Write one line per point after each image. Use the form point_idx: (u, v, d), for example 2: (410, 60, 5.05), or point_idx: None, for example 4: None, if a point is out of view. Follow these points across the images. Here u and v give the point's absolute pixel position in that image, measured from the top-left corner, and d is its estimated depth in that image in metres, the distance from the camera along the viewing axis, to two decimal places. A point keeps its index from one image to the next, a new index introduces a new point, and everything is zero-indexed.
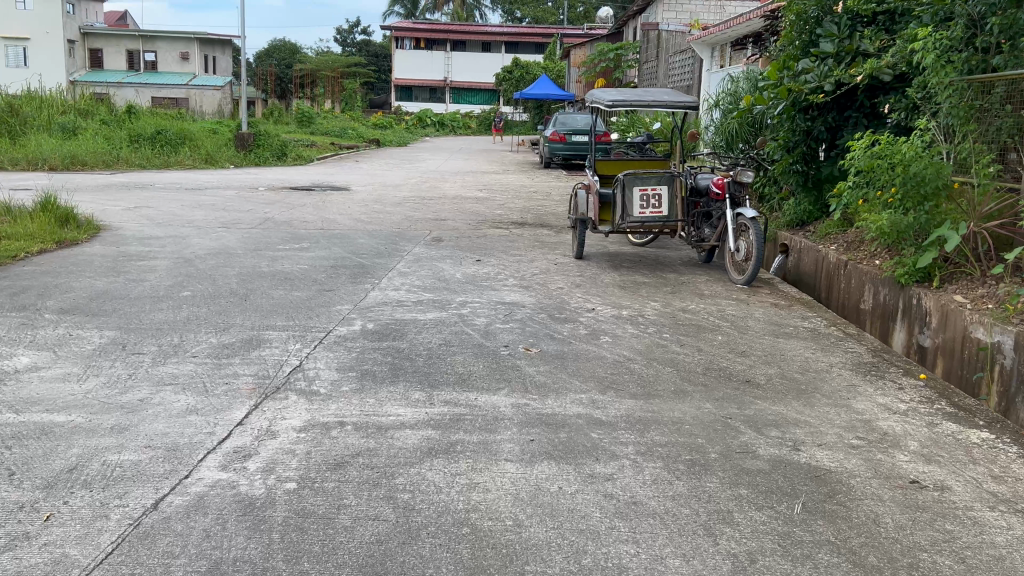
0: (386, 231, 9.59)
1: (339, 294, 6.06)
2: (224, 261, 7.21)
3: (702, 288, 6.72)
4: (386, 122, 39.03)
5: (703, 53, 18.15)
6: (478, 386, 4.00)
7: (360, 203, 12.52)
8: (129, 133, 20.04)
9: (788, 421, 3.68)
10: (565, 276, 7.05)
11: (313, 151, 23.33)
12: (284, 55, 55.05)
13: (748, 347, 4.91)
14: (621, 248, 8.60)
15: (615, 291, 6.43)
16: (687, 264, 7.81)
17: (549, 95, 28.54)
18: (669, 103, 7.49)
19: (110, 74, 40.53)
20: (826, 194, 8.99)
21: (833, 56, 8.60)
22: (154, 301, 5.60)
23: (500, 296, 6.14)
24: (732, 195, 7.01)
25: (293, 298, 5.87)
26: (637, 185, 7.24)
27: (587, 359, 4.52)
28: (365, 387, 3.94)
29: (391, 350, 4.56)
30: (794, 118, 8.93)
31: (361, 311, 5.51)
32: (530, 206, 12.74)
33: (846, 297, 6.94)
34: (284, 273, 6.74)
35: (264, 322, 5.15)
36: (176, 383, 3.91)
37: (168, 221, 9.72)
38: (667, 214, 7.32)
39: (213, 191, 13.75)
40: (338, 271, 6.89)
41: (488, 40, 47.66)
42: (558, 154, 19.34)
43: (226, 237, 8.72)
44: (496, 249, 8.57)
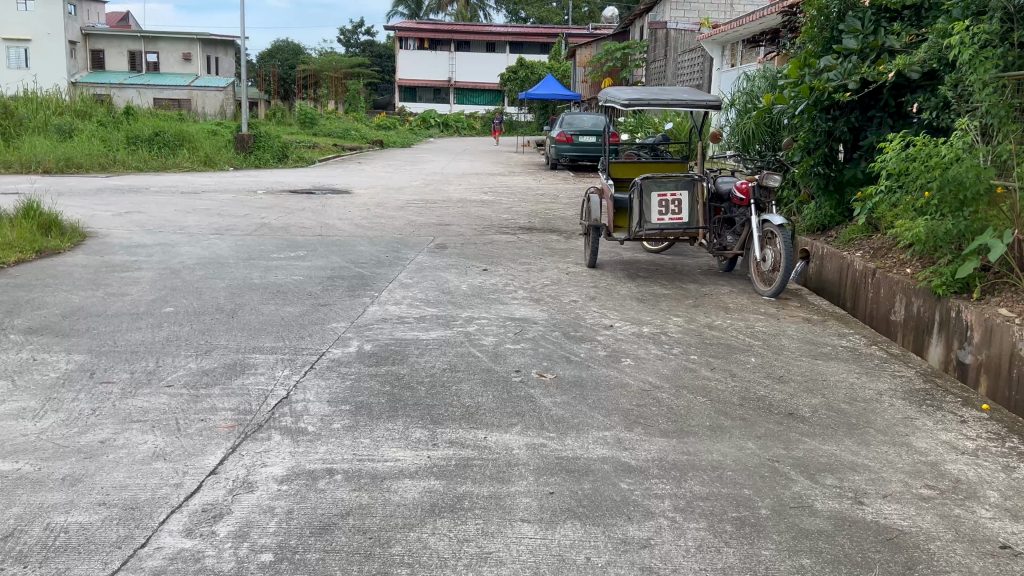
0: (387, 238, 9.12)
1: (334, 309, 5.59)
2: (214, 272, 6.76)
3: (726, 300, 6.24)
4: (389, 123, 38.61)
5: (714, 51, 17.64)
6: (488, 422, 3.52)
7: (361, 207, 12.05)
8: (126, 135, 19.63)
9: (844, 466, 3.20)
10: (578, 287, 6.58)
11: (314, 153, 22.90)
12: (288, 56, 54.74)
13: (786, 371, 4.43)
14: (636, 256, 8.11)
15: (633, 305, 5.96)
16: (707, 274, 7.33)
17: (555, 95, 28.04)
18: (688, 100, 7.02)
19: (111, 76, 40.18)
20: (849, 197, 8.48)
21: (857, 53, 8.06)
22: (133, 319, 5.14)
23: (510, 311, 5.68)
24: (757, 200, 6.53)
25: (284, 315, 5.41)
26: (655, 189, 6.77)
27: (608, 387, 4.04)
28: (359, 423, 3.47)
29: (389, 378, 4.09)
30: (815, 118, 8.44)
31: (358, 329, 5.05)
32: (537, 210, 12.27)
33: (874, 306, 6.44)
34: (276, 285, 6.27)
35: (251, 343, 4.69)
36: (145, 419, 3.45)
37: (160, 228, 9.27)
38: (687, 220, 6.85)
39: (209, 195, 13.33)
40: (334, 283, 6.43)
41: (492, 40, 47.19)
42: (565, 156, 18.83)
43: (219, 244, 8.27)
44: (503, 257, 8.09)
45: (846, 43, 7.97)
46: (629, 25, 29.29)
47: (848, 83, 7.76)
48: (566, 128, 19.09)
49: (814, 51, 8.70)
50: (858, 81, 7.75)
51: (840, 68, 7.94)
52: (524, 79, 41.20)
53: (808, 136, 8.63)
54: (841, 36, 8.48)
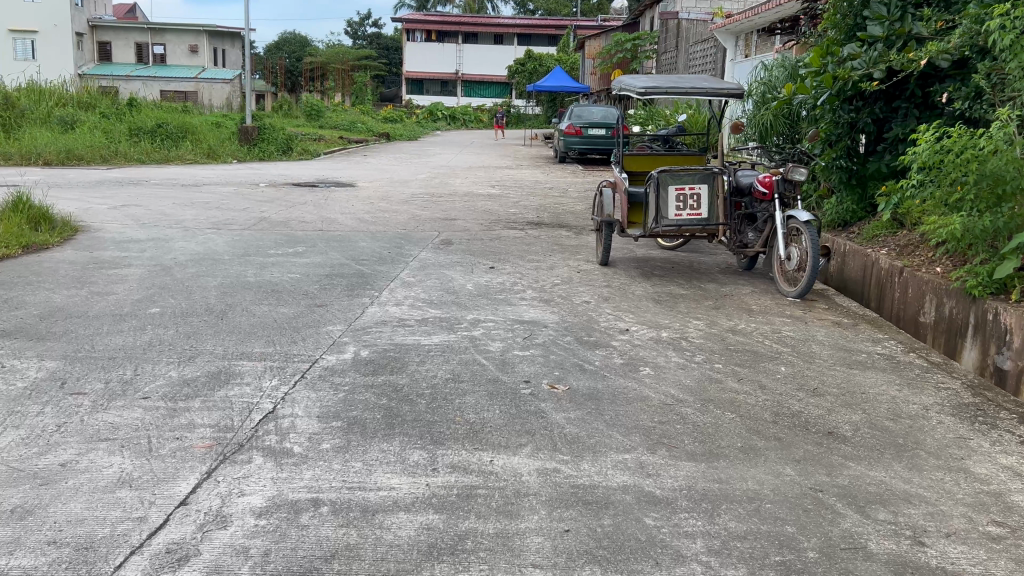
0: (390, 233, 8.77)
1: (331, 310, 5.24)
2: (206, 269, 6.41)
3: (749, 302, 5.86)
4: (397, 116, 38.24)
5: (727, 41, 17.24)
6: (495, 442, 3.17)
7: (364, 201, 11.70)
8: (128, 127, 19.28)
9: (896, 497, 2.84)
10: (591, 287, 6.22)
11: (319, 146, 22.54)
12: (295, 48, 54.48)
13: (821, 383, 4.08)
14: (650, 253, 7.74)
15: (650, 307, 5.59)
16: (726, 272, 6.96)
17: (564, 87, 27.62)
18: (708, 87, 6.65)
19: (118, 68, 39.95)
20: (872, 192, 8.08)
21: (882, 40, 7.64)
22: (115, 321, 4.79)
23: (519, 313, 5.31)
24: (780, 194, 6.16)
25: (277, 316, 5.05)
26: (672, 182, 6.40)
27: (627, 401, 3.68)
28: (350, 443, 3.11)
29: (386, 390, 3.73)
30: (837, 108, 8.05)
31: (355, 333, 4.69)
32: (546, 204, 11.90)
33: (900, 308, 6.03)
34: (271, 284, 5.91)
35: (239, 349, 4.34)
36: (114, 438, 3.10)
37: (155, 222, 8.92)
38: (707, 216, 6.47)
39: (209, 188, 12.98)
40: (333, 282, 6.07)
41: (501, 32, 46.77)
42: (574, 148, 18.42)
43: (215, 240, 7.93)
44: (511, 254, 7.72)
45: (871, 30, 7.56)
46: (639, 17, 28.85)
47: (873, 72, 7.35)
48: (575, 120, 18.67)
49: (836, 38, 8.30)
50: (884, 70, 7.34)
51: (864, 56, 7.53)
52: (532, 70, 40.75)
53: (830, 128, 8.24)
54: (865, 24, 8.06)
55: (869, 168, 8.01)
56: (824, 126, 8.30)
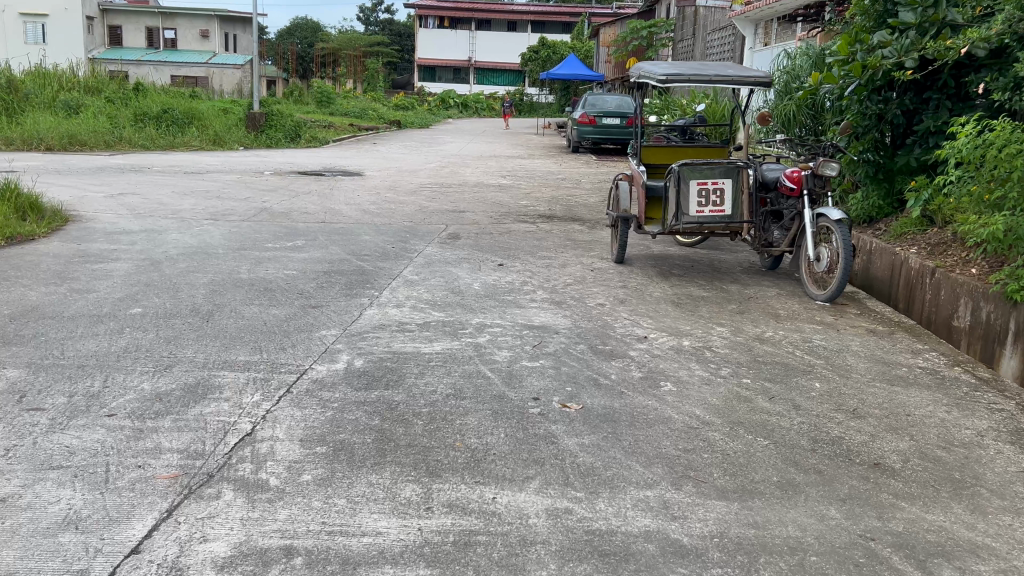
0: (395, 226, 8.40)
1: (326, 312, 4.88)
2: (197, 265, 6.06)
3: (776, 306, 5.47)
4: (408, 103, 37.81)
5: (746, 29, 16.77)
6: (499, 474, 2.80)
7: (371, 191, 11.34)
8: (133, 112, 18.95)
9: (962, 549, 2.46)
10: (605, 287, 5.84)
11: (328, 133, 22.16)
12: (307, 34, 54.18)
13: (861, 403, 3.68)
14: (668, 251, 7.35)
15: (669, 311, 5.20)
16: (750, 273, 6.56)
17: (578, 76, 27.14)
18: (733, 74, 6.24)
19: (128, 52, 39.68)
20: (900, 187, 7.66)
21: (915, 27, 7.17)
22: (92, 323, 4.44)
23: (529, 317, 4.94)
24: (809, 189, 5.76)
25: (267, 319, 4.69)
26: (694, 176, 5.99)
27: (648, 423, 3.30)
28: (335, 475, 2.75)
29: (380, 407, 3.37)
30: (866, 99, 7.60)
31: (350, 339, 4.32)
32: (557, 196, 11.50)
33: (930, 311, 5.59)
34: (264, 282, 5.56)
35: (222, 356, 3.98)
36: (67, 466, 2.74)
37: (151, 212, 8.57)
38: (731, 213, 6.07)
39: (212, 176, 12.64)
40: (331, 280, 5.71)
41: (514, 19, 46.28)
42: (588, 138, 17.99)
43: (211, 232, 7.57)
44: (521, 250, 7.35)
45: (902, 16, 7.10)
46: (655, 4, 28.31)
47: (905, 61, 6.91)
48: (589, 108, 18.21)
49: (864, 25, 7.83)
50: (916, 59, 6.90)
51: (894, 44, 7.07)
52: (546, 58, 40.19)
53: (856, 119, 7.81)
54: (896, 10, 7.59)
55: (897, 162, 7.58)
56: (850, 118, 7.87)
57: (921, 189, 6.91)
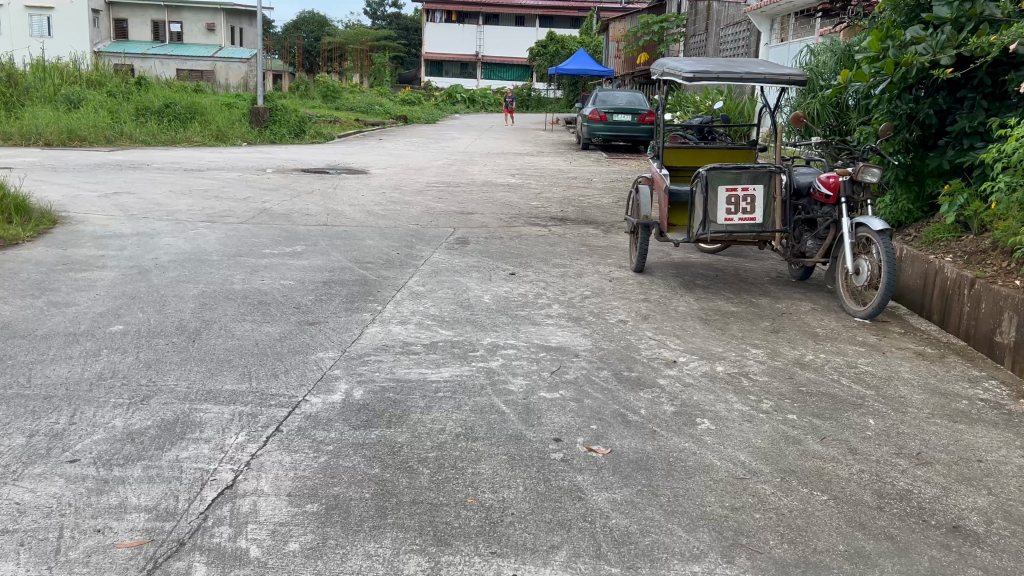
0: (400, 229, 8.00)
1: (325, 330, 4.47)
2: (188, 273, 5.66)
3: (813, 324, 5.04)
4: (415, 98, 37.37)
5: (762, 25, 16.33)
6: (519, 542, 2.39)
7: (376, 190, 10.93)
8: (135, 106, 18.58)
9: None
10: (627, 301, 5.42)
11: (334, 129, 21.76)
12: (314, 28, 53.82)
13: (924, 445, 3.26)
14: (690, 259, 6.92)
15: (697, 329, 4.78)
16: (780, 285, 6.13)
17: (588, 71, 26.67)
18: (766, 73, 5.79)
19: (134, 45, 39.36)
20: (931, 191, 7.18)
21: (951, 23, 6.70)
22: (66, 343, 4.04)
23: (545, 336, 4.53)
24: (846, 196, 5.34)
25: (259, 338, 4.28)
26: (723, 182, 5.58)
27: (688, 472, 2.89)
28: (326, 544, 2.34)
29: (381, 451, 2.95)
30: (897, 98, 7.14)
31: (349, 363, 3.92)
32: (569, 196, 11.08)
33: (968, 324, 5.14)
34: (259, 294, 5.15)
35: (207, 385, 3.57)
36: (12, 531, 2.34)
37: (145, 213, 8.19)
38: (762, 222, 5.64)
39: (213, 173, 12.26)
40: (331, 292, 5.30)
41: (522, 13, 45.81)
42: (598, 135, 17.55)
43: (206, 236, 7.17)
44: (533, 257, 6.94)
45: (937, 11, 6.64)
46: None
47: (941, 59, 6.44)
48: (599, 105, 17.75)
49: (894, 20, 7.35)
50: (953, 56, 6.42)
51: (929, 40, 6.60)
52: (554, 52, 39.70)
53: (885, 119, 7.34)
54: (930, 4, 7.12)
55: (929, 164, 7.07)
56: (880, 118, 7.42)
57: (956, 193, 6.46)
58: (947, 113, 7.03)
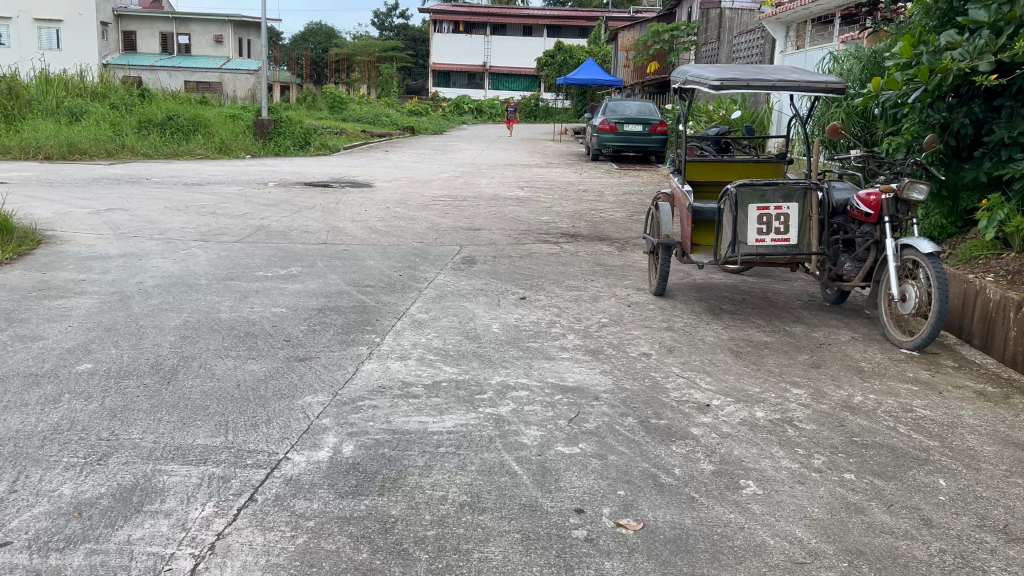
0: (403, 248, 7.56)
1: (317, 367, 4.02)
2: (172, 300, 5.21)
3: (856, 358, 4.58)
4: (423, 109, 37.05)
5: (777, 32, 15.89)
6: None
7: (380, 205, 10.52)
8: (137, 119, 18.20)
9: None
10: (650, 330, 4.96)
11: (340, 140, 21.38)
12: (322, 39, 53.68)
13: (1010, 514, 2.78)
14: (714, 281, 6.46)
15: (730, 365, 4.32)
16: (814, 310, 5.66)
17: (597, 81, 26.26)
18: (800, 81, 5.28)
19: (142, 57, 39.14)
20: (965, 206, 6.68)
21: (990, 26, 6.12)
22: (23, 387, 3.59)
23: (560, 374, 4.06)
24: (890, 215, 4.88)
25: (241, 378, 3.82)
26: (754, 200, 5.13)
27: (736, 556, 2.42)
28: None
29: (371, 531, 2.48)
30: (931, 107, 6.60)
31: (339, 411, 3.46)
32: (581, 211, 10.62)
33: (1016, 350, 4.66)
34: (246, 325, 4.70)
35: (175, 440, 3.11)
36: None
37: (135, 232, 7.76)
38: (796, 243, 5.17)
39: (212, 187, 11.85)
40: (325, 321, 4.86)
41: (531, 23, 45.51)
42: (608, 146, 17.12)
43: (196, 256, 6.74)
44: (545, 278, 6.48)
45: (973, 14, 6.06)
46: (678, 8, 27.36)
47: (979, 65, 5.88)
48: (610, 115, 17.32)
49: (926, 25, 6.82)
50: (993, 62, 5.86)
51: (966, 45, 6.07)
52: (563, 62, 39.36)
53: (916, 129, 6.82)
54: (965, 8, 6.59)
55: (964, 177, 6.54)
56: (910, 128, 6.90)
57: (995, 209, 5.87)
58: (982, 122, 6.48)
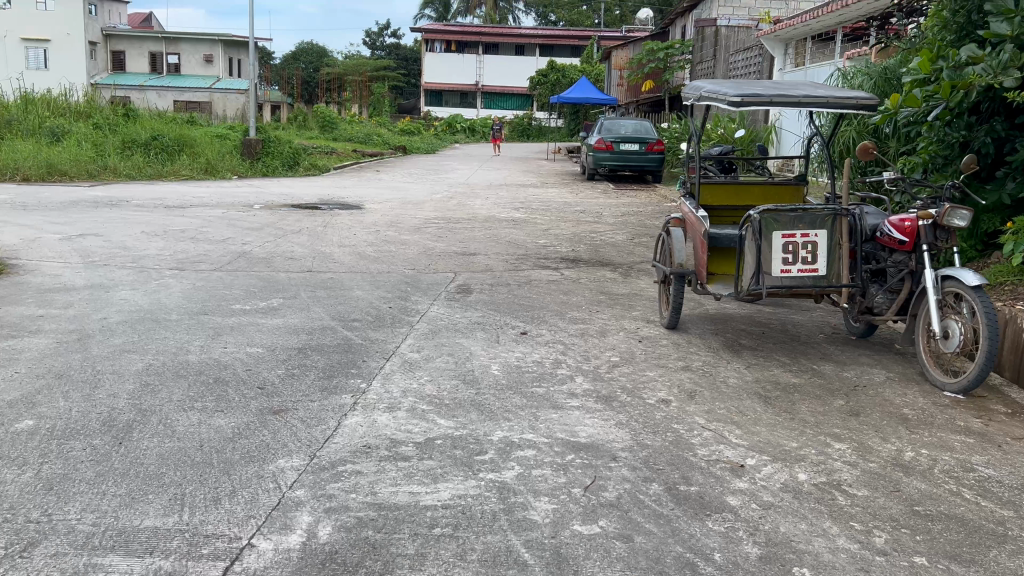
0: (393, 276, 7.08)
1: (294, 422, 3.53)
2: (137, 339, 4.72)
3: (897, 404, 4.10)
4: (415, 128, 36.70)
5: (776, 50, 15.57)
6: None
7: (369, 228, 10.06)
8: (121, 138, 17.73)
9: None
10: (666, 371, 4.48)
11: (330, 160, 20.95)
12: (313, 59, 53.42)
13: None
14: (729, 312, 5.99)
15: (760, 414, 3.84)
16: (840, 345, 5.19)
17: (591, 99, 25.97)
18: (829, 96, 4.85)
19: (131, 77, 38.72)
20: (986, 229, 6.21)
21: (1014, 40, 5.58)
22: None
23: (570, 426, 3.57)
24: (928, 244, 4.41)
25: (206, 438, 3.33)
26: (779, 227, 4.69)
27: None
28: None
29: None
30: (950, 125, 6.10)
31: (317, 479, 2.96)
32: (580, 233, 10.17)
33: None
34: (217, 370, 4.21)
35: (118, 523, 2.61)
36: None
37: (107, 259, 7.27)
38: (825, 274, 4.71)
39: (195, 210, 11.37)
40: (306, 364, 4.36)
41: (522, 42, 45.32)
42: (604, 165, 16.72)
43: (169, 287, 6.24)
44: (547, 309, 6.00)
45: (995, 27, 5.50)
46: (672, 26, 27.14)
47: (1003, 81, 5.35)
48: (605, 133, 16.92)
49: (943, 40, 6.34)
50: (1019, 79, 5.33)
51: (989, 60, 5.55)
52: (555, 81, 39.18)
53: (935, 148, 6.34)
54: (986, 20, 6.09)
55: (986, 199, 6.05)
56: (927, 147, 6.42)
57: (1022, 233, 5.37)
58: (1005, 141, 5.98)
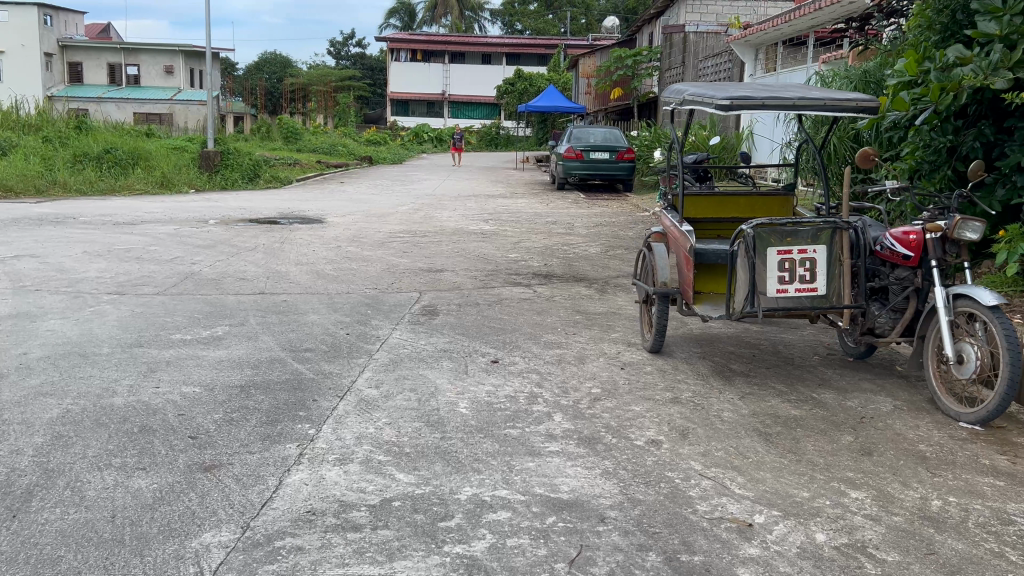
0: (352, 297, 6.56)
1: (226, 481, 3.01)
2: (58, 379, 4.17)
3: (912, 439, 3.68)
4: (380, 139, 36.12)
5: (746, 55, 15.26)
6: None
7: (329, 243, 9.53)
8: (72, 152, 17.01)
9: None
10: (654, 405, 4.02)
11: (293, 172, 20.34)
12: (277, 69, 52.62)
13: None
14: (716, 332, 5.55)
15: (763, 457, 3.39)
16: (840, 368, 4.77)
17: (559, 107, 25.58)
18: (826, 97, 4.45)
19: (89, 89, 37.79)
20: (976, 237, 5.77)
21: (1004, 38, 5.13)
22: None
23: (549, 479, 3.09)
24: (937, 259, 3.98)
25: (121, 505, 2.81)
26: (773, 242, 4.28)
27: None
28: None
29: None
30: (937, 130, 5.67)
31: (247, 562, 2.45)
32: (551, 246, 9.70)
33: None
34: (145, 415, 3.67)
35: None
36: None
37: (41, 283, 6.69)
38: (826, 294, 4.30)
39: (145, 227, 10.75)
40: (248, 406, 3.84)
41: (489, 51, 44.94)
42: (575, 173, 16.29)
43: (103, 315, 5.69)
44: (520, 332, 5.53)
45: (982, 26, 5.07)
46: (640, 33, 26.84)
47: (994, 82, 4.91)
48: (574, 141, 16.51)
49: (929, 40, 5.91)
50: (1010, 80, 4.89)
51: (977, 61, 5.11)
52: (522, 90, 38.83)
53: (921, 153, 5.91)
54: (974, 19, 5.66)
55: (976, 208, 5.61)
56: (912, 153, 5.99)
57: (1015, 242, 4.93)
58: (994, 145, 5.54)
